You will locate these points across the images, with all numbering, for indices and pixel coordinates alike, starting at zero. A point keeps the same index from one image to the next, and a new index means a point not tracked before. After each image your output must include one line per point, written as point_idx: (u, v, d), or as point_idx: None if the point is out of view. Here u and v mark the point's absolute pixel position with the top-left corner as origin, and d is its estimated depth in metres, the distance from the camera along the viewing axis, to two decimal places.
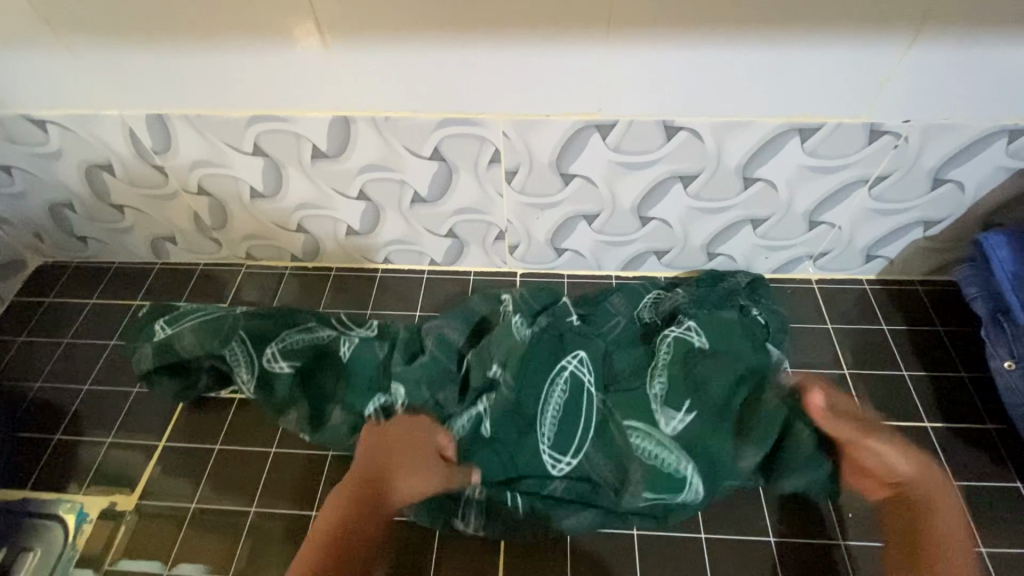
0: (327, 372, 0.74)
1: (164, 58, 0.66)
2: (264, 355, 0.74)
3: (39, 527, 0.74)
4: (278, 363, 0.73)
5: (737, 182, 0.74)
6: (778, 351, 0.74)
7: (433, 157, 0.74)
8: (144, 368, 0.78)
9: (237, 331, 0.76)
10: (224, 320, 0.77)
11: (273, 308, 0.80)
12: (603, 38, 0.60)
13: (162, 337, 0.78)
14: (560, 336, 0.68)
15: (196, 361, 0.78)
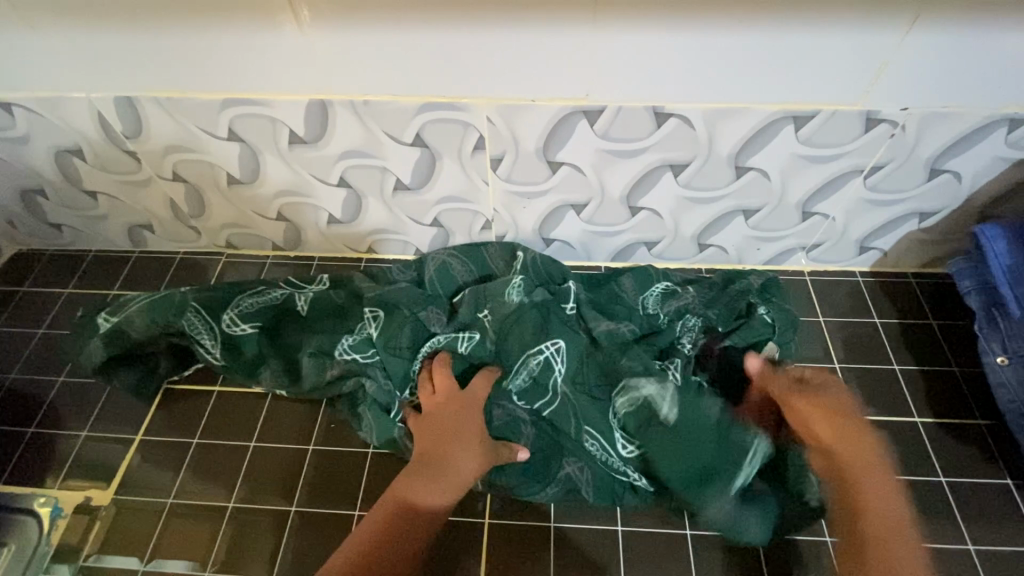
0: (291, 326, 0.77)
1: (131, 38, 0.63)
2: (225, 316, 0.77)
3: (13, 522, 0.73)
4: (239, 326, 0.76)
5: (729, 171, 0.72)
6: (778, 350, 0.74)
7: (416, 144, 0.72)
8: (97, 361, 0.77)
9: (189, 302, 0.76)
10: (173, 296, 0.77)
11: (255, 282, 0.82)
12: (590, 19, 0.57)
13: (108, 326, 0.77)
14: (551, 311, 0.72)
15: (150, 343, 0.78)
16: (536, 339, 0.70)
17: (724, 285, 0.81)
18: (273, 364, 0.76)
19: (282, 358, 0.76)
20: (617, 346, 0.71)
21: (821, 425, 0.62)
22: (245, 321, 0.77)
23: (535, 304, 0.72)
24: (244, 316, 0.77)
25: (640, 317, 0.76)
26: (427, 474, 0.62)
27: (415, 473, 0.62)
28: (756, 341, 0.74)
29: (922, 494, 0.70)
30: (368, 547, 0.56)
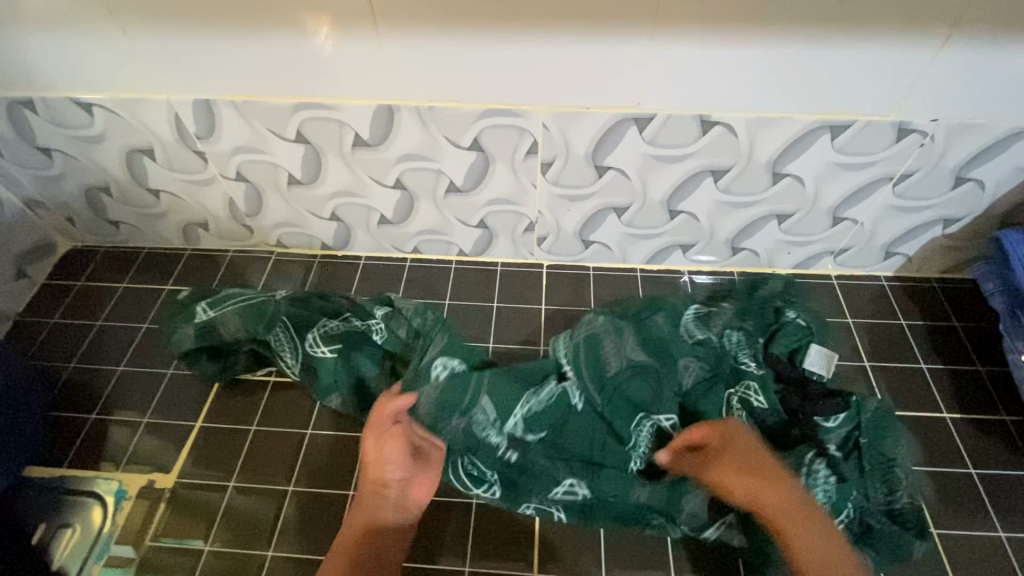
0: (365, 354, 0.79)
1: (216, 45, 0.67)
2: (309, 335, 0.81)
3: (75, 503, 0.75)
4: (319, 348, 0.80)
5: (767, 177, 0.76)
6: (818, 349, 0.79)
7: (472, 148, 0.76)
8: (184, 348, 0.82)
9: (280, 317, 0.82)
10: (267, 305, 0.83)
11: (311, 293, 0.85)
12: (649, 33, 0.62)
13: (205, 318, 0.83)
14: (619, 351, 0.74)
15: (236, 343, 0.82)
16: (602, 390, 0.73)
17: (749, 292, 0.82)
18: (344, 392, 0.78)
19: (351, 384, 0.78)
20: (677, 382, 0.74)
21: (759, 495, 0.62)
22: (326, 344, 0.80)
23: (598, 341, 0.75)
24: (326, 337, 0.80)
25: (701, 345, 0.76)
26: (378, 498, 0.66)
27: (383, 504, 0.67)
28: (795, 347, 0.77)
29: (953, 486, 0.73)
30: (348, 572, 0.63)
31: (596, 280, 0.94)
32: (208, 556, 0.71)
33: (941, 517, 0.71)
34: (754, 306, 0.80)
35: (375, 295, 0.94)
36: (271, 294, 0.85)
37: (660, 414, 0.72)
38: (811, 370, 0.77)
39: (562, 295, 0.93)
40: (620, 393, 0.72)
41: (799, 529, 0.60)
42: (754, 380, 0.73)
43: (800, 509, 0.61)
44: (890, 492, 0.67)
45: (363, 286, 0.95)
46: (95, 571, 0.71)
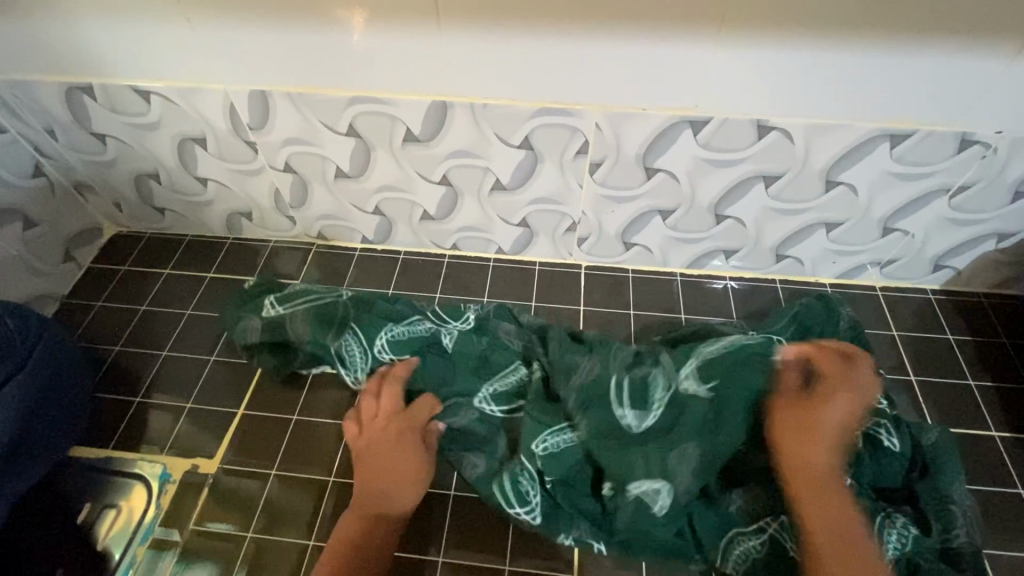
0: (434, 361, 0.79)
1: (276, 38, 0.68)
2: (376, 340, 0.80)
3: (119, 484, 0.77)
4: (388, 355, 0.79)
5: (819, 185, 0.75)
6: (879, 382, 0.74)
7: (522, 146, 0.76)
8: (249, 341, 0.82)
9: (348, 322, 0.81)
10: (336, 310, 0.82)
11: (375, 298, 0.85)
12: (713, 36, 0.61)
13: (273, 314, 0.82)
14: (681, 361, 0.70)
15: (299, 344, 0.81)
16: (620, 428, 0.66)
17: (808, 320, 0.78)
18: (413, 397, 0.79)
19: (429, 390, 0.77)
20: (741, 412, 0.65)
21: (794, 450, 0.64)
22: (394, 352, 0.79)
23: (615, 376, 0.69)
24: (395, 345, 0.80)
25: None
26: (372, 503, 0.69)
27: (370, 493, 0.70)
28: None
29: (1000, 505, 0.72)
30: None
31: (634, 283, 0.93)
32: (249, 543, 0.72)
33: (988, 538, 0.70)
34: (805, 321, 0.77)
35: (414, 290, 0.95)
36: (338, 295, 0.85)
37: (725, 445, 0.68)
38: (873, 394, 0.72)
39: (599, 297, 0.92)
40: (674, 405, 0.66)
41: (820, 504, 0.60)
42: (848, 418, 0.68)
43: (829, 488, 0.61)
44: (945, 528, 0.63)
45: (402, 281, 0.95)
46: (138, 553, 0.72)
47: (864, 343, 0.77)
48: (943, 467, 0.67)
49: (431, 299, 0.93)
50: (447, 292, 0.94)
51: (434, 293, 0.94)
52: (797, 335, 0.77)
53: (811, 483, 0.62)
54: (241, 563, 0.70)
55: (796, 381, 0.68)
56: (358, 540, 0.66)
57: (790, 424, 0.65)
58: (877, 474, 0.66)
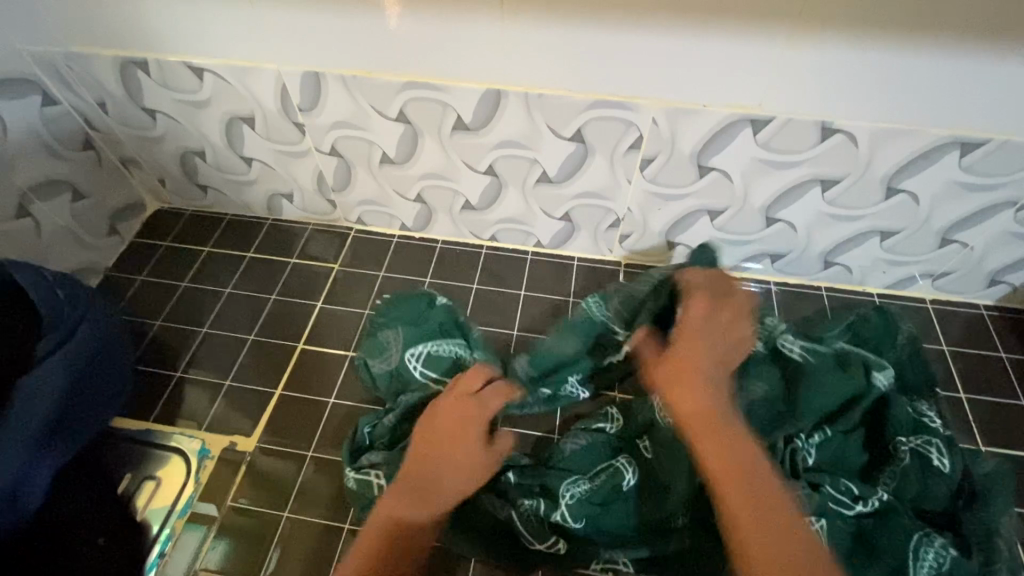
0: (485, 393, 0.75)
1: (335, 19, 0.67)
2: (415, 347, 0.77)
3: (158, 457, 0.78)
4: (414, 366, 0.76)
5: (879, 192, 0.73)
6: (931, 407, 0.71)
7: (573, 139, 0.75)
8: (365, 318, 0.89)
9: (426, 340, 0.77)
10: (435, 332, 0.78)
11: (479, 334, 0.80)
12: (787, 32, 0.59)
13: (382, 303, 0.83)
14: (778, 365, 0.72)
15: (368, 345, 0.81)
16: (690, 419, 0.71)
17: (875, 332, 0.75)
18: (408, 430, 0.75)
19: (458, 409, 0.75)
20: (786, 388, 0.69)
21: (691, 387, 0.58)
22: (427, 369, 0.75)
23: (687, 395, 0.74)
24: (428, 362, 0.76)
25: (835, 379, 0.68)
26: (419, 496, 0.60)
27: (403, 495, 0.60)
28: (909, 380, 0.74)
29: None
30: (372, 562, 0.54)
31: None
32: (284, 522, 0.72)
33: None
34: (860, 333, 0.75)
35: (451, 279, 0.94)
36: (442, 309, 0.80)
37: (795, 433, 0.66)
38: (928, 414, 0.69)
39: None
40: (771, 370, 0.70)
41: (725, 443, 0.54)
42: (901, 438, 0.66)
43: (724, 427, 0.56)
44: (986, 561, 0.60)
45: (439, 270, 0.95)
46: (178, 526, 0.73)
47: (922, 357, 0.74)
48: (994, 497, 0.64)
49: (468, 289, 0.93)
50: (484, 283, 0.93)
51: (471, 284, 0.93)
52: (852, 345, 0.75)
53: (697, 415, 0.57)
54: (276, 539, 0.71)
55: (699, 304, 0.67)
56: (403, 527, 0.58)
57: (687, 354, 0.62)
58: (922, 493, 0.64)
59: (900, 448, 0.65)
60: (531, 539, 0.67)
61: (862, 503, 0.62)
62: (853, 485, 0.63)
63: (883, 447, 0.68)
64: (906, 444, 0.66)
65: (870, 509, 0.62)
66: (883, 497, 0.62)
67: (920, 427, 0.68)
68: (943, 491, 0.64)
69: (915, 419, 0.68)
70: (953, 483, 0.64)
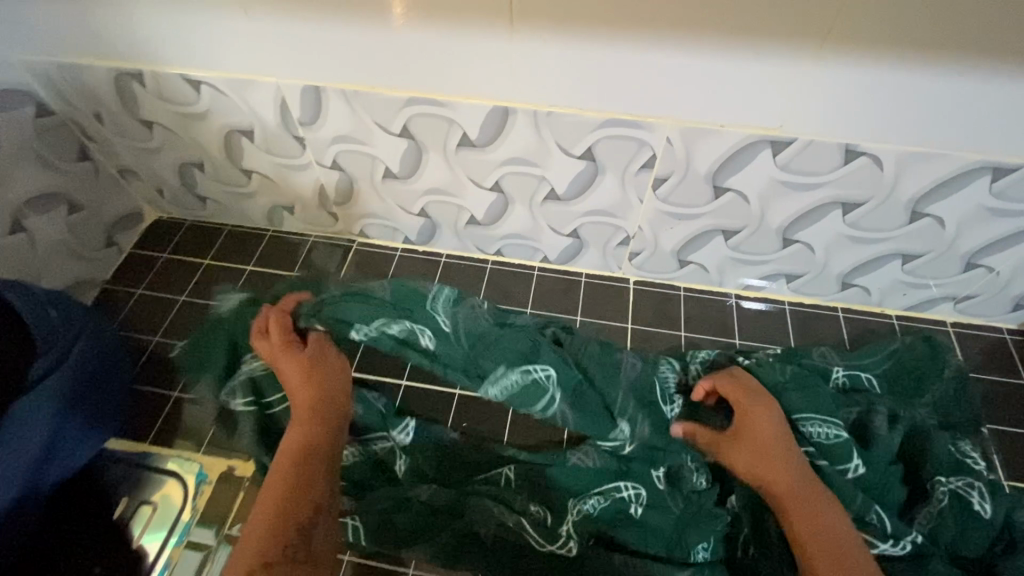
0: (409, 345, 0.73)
1: (337, 33, 0.64)
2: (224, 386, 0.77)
3: (154, 482, 0.75)
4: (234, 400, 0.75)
5: (903, 216, 0.70)
6: (972, 446, 0.69)
7: (583, 157, 0.72)
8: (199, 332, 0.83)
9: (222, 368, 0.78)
10: (218, 346, 0.79)
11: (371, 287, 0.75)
12: (814, 52, 0.56)
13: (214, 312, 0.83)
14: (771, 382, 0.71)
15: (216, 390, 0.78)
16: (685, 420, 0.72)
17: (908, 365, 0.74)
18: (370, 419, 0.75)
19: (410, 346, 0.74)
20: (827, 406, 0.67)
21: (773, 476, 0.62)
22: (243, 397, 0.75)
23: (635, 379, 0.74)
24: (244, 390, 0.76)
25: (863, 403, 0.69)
26: (319, 374, 0.70)
27: (311, 378, 0.69)
28: (951, 415, 0.72)
29: None
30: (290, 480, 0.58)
31: (686, 302, 0.89)
32: None
33: None
34: (900, 360, 0.74)
35: None
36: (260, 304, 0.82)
37: (819, 448, 0.65)
38: (969, 453, 0.67)
39: (648, 315, 0.88)
40: (806, 381, 0.69)
41: (806, 516, 0.59)
42: (938, 474, 0.65)
43: (818, 493, 0.60)
44: None
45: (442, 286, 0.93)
46: (174, 555, 0.70)
47: (966, 394, 0.72)
48: None
49: None
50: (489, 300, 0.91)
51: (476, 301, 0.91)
52: (894, 372, 0.74)
53: (791, 498, 0.60)
54: None
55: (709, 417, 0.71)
56: (308, 445, 0.63)
57: (732, 446, 0.66)
58: (959, 540, 0.62)
59: (938, 488, 0.63)
60: (541, 542, 0.66)
61: (892, 542, 0.61)
62: (887, 522, 0.62)
63: (921, 484, 0.66)
64: (945, 484, 0.64)
65: (901, 551, 0.61)
66: (916, 541, 0.61)
67: (958, 469, 0.65)
68: (982, 539, 0.61)
69: (954, 458, 0.66)
70: (995, 531, 0.62)
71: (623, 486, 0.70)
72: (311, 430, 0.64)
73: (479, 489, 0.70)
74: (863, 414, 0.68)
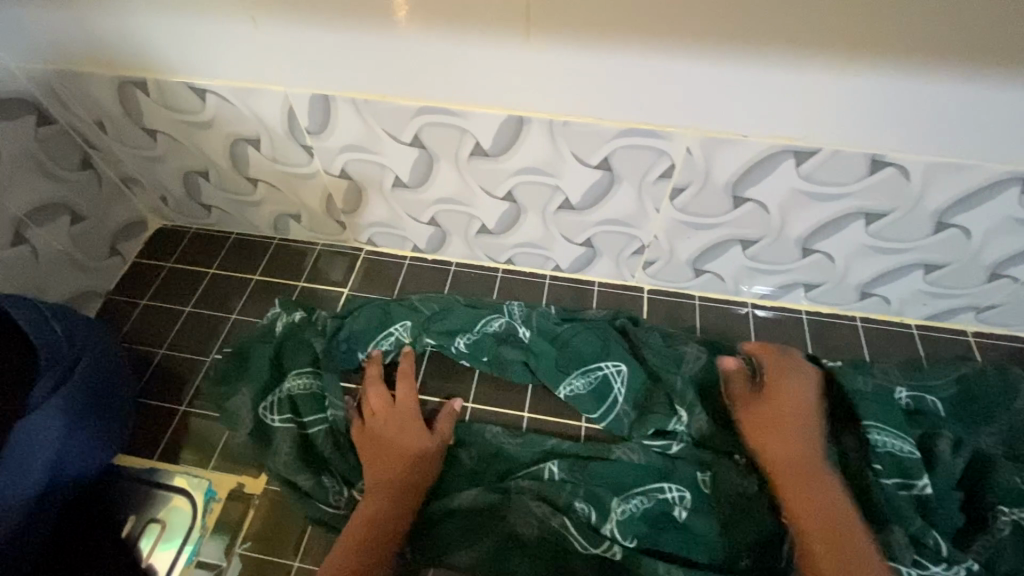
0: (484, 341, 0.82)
1: (345, 41, 0.62)
2: (264, 400, 0.76)
3: (160, 499, 0.74)
4: (272, 416, 0.75)
5: (928, 226, 0.68)
6: None
7: (599, 167, 0.70)
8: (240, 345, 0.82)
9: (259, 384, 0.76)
10: (257, 360, 0.79)
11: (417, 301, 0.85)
12: (843, 61, 0.54)
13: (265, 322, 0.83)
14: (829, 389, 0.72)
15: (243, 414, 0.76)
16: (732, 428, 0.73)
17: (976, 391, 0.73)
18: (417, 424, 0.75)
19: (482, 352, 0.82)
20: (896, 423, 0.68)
21: (777, 451, 0.67)
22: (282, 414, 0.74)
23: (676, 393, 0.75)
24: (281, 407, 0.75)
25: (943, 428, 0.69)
26: (410, 453, 0.70)
27: (399, 460, 0.69)
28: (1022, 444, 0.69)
29: None
30: (366, 526, 0.64)
31: (701, 311, 0.87)
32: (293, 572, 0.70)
33: None
34: (971, 386, 0.73)
35: None
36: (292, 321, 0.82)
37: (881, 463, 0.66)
38: None
39: (662, 325, 0.87)
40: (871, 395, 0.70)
41: (791, 486, 0.64)
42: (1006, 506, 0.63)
43: (811, 472, 0.64)
44: None
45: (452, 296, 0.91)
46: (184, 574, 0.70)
47: None
48: None
49: None
50: None
51: None
52: (960, 398, 0.73)
53: (783, 470, 0.65)
54: None
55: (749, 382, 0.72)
56: (378, 522, 0.64)
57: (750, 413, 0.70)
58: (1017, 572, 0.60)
59: (1000, 519, 0.62)
60: (586, 544, 0.65)
61: (946, 565, 0.60)
62: (943, 544, 0.61)
63: (981, 511, 0.65)
64: (1007, 515, 0.63)
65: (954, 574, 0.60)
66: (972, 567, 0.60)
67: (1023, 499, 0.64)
68: None
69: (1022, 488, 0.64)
70: None
71: (667, 487, 0.69)
72: (387, 507, 0.65)
73: (523, 486, 0.70)
74: (928, 436, 0.68)
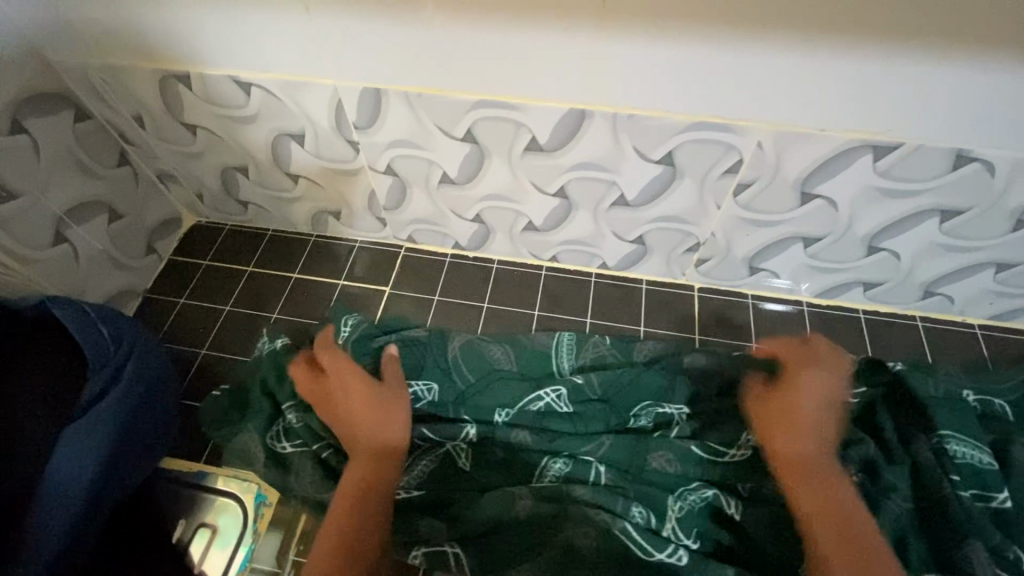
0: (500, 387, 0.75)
1: (402, 32, 0.59)
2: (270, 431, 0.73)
3: (211, 502, 0.73)
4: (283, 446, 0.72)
5: (1006, 224, 0.65)
6: None
7: (661, 162, 0.67)
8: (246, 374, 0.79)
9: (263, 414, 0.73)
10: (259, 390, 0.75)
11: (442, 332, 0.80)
12: (940, 51, 0.50)
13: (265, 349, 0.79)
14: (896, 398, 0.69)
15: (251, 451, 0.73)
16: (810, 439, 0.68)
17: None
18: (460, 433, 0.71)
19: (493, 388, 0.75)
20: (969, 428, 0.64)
21: (785, 446, 0.61)
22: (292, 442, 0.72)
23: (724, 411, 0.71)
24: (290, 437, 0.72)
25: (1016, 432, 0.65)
26: (381, 413, 0.68)
27: (367, 420, 0.67)
28: None
29: None
30: (352, 529, 0.57)
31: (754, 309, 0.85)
32: None
33: None
34: None
35: (509, 304, 0.88)
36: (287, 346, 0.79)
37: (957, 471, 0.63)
38: None
39: (714, 324, 0.84)
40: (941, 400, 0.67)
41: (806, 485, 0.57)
42: None
43: (828, 469, 0.58)
44: None
45: (496, 294, 0.89)
46: None
47: None
48: None
49: (529, 316, 0.86)
50: (546, 308, 0.87)
51: (532, 309, 0.87)
52: None
53: (796, 466, 0.59)
54: None
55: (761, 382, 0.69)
56: (367, 487, 0.61)
57: (765, 407, 0.65)
58: None
59: None
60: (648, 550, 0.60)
61: None
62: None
63: None
64: None
65: None
66: None
67: None
68: None
69: None
70: None
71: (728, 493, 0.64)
72: (363, 474, 0.62)
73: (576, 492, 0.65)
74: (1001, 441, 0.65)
